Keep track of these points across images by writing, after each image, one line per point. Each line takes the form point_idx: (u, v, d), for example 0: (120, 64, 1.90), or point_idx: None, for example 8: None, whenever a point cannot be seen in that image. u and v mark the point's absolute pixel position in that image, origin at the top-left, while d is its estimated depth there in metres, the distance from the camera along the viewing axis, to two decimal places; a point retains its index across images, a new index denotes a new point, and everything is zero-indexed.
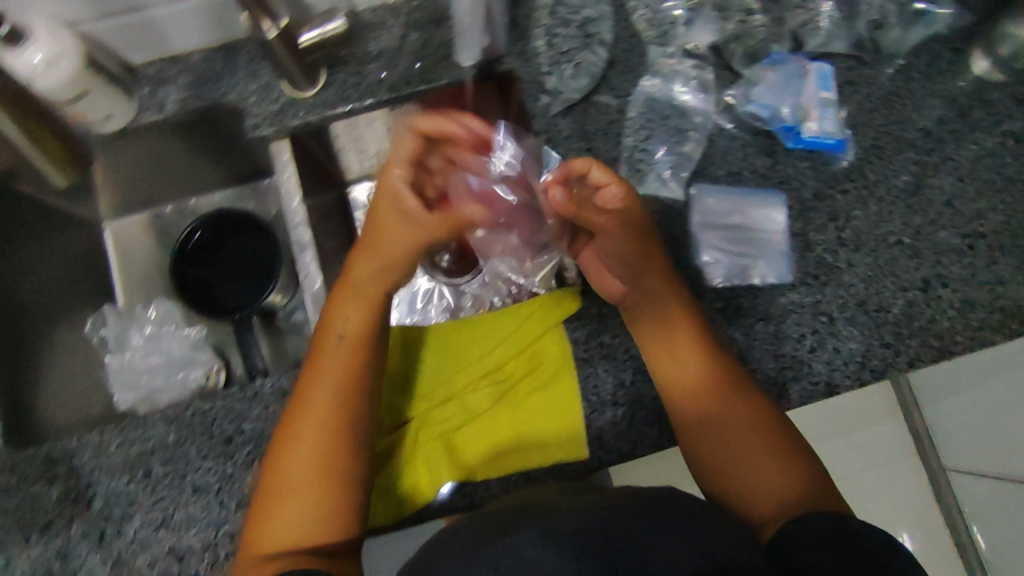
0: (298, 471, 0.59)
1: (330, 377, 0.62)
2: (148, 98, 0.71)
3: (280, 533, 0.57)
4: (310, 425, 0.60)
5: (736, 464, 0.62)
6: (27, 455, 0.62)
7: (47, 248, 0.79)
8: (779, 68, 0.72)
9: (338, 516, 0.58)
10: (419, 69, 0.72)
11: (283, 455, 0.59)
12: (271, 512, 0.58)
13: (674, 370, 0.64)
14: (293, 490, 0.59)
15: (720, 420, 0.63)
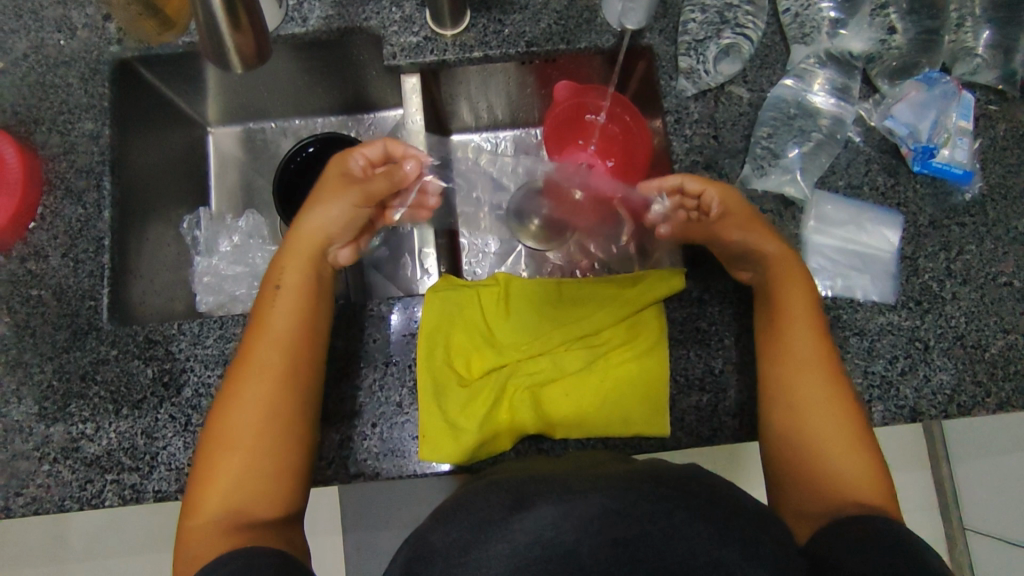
0: (246, 423, 0.55)
1: (273, 329, 0.59)
2: (293, 10, 0.73)
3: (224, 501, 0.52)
4: (258, 377, 0.57)
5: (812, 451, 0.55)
6: (131, 331, 0.64)
7: (160, 137, 0.79)
8: (930, 88, 0.71)
9: (284, 475, 0.55)
10: (561, 27, 0.73)
11: (226, 416, 0.55)
12: (217, 476, 0.54)
13: (776, 344, 0.60)
14: (244, 446, 0.54)
15: (798, 398, 0.57)
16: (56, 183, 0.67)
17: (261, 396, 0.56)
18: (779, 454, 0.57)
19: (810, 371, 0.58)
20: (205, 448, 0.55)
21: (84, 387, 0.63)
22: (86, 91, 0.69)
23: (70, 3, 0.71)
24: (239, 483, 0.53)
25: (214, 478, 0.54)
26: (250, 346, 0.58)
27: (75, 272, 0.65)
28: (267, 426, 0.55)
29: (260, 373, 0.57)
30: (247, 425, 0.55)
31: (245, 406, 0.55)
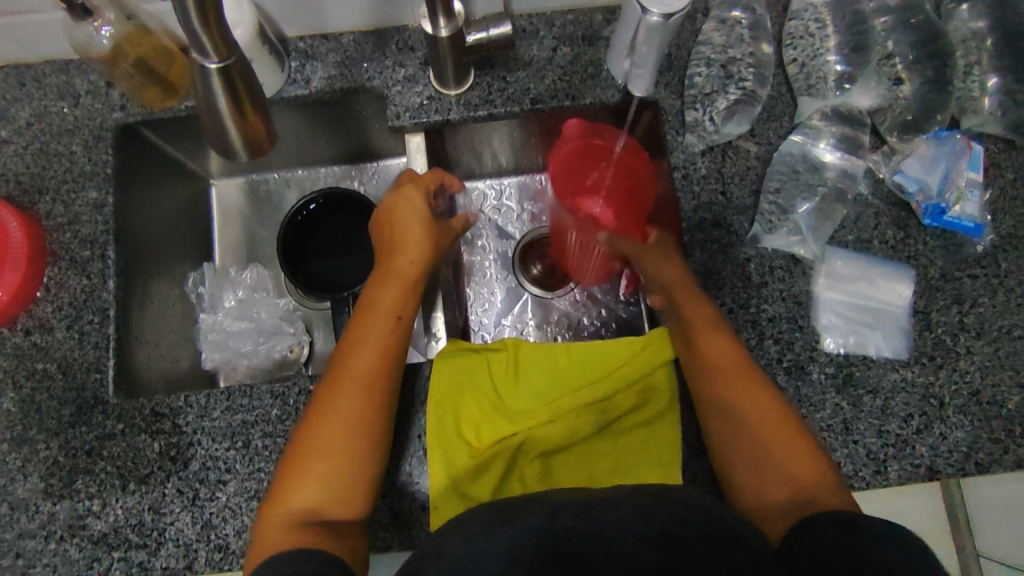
0: (342, 412, 0.57)
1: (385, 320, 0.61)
2: (296, 72, 0.73)
3: (315, 486, 0.55)
4: (367, 368, 0.59)
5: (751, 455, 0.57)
6: (137, 404, 0.63)
7: (163, 197, 0.78)
8: (940, 144, 0.71)
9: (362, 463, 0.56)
10: (566, 84, 0.72)
11: (329, 404, 0.57)
12: (308, 460, 0.56)
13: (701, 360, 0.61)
14: (339, 431, 0.56)
15: (735, 407, 0.58)
16: (60, 254, 0.66)
17: (352, 397, 0.57)
18: (725, 452, 0.58)
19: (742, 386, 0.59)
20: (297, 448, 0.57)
21: (90, 463, 0.62)
22: (90, 159, 0.69)
23: (72, 70, 0.71)
24: (321, 479, 0.55)
25: (302, 473, 0.55)
26: (359, 338, 0.60)
27: (80, 345, 0.64)
28: (363, 415, 0.57)
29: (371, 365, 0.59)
30: (342, 413, 0.57)
31: (331, 406, 0.57)
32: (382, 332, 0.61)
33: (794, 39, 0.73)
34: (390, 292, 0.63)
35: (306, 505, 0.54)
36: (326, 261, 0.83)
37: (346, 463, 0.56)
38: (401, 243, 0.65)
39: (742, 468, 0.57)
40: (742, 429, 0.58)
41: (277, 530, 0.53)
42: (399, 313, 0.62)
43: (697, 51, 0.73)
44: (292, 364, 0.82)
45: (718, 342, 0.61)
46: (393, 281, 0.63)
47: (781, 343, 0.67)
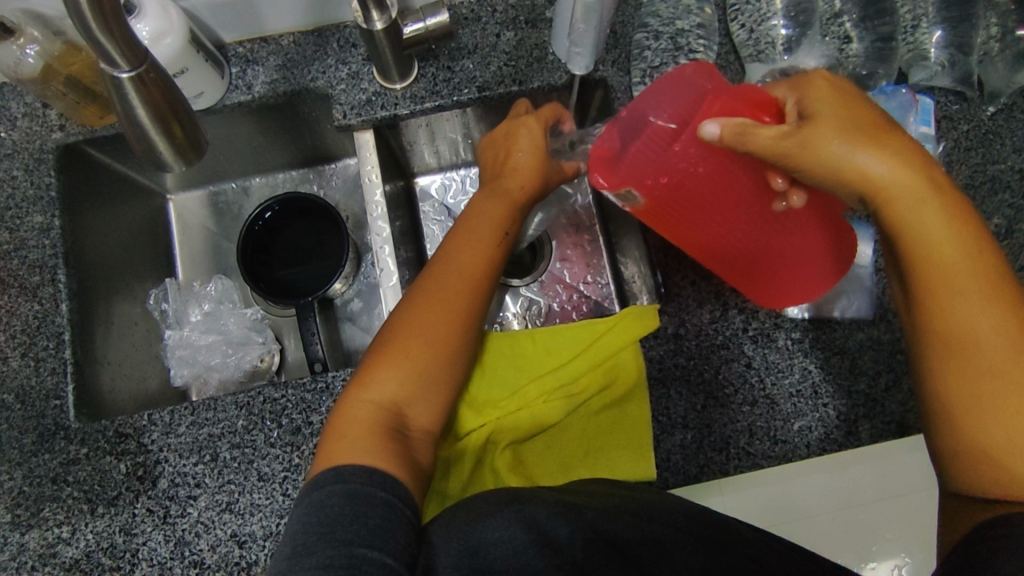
0: (432, 310, 0.57)
1: (478, 226, 0.62)
2: (237, 78, 0.72)
3: (392, 391, 0.54)
4: (462, 270, 0.59)
5: (972, 405, 0.46)
6: (100, 427, 0.62)
7: (118, 215, 0.77)
8: (889, 100, 0.69)
9: (440, 379, 0.56)
10: (512, 69, 0.72)
11: (421, 306, 0.57)
12: (396, 350, 0.55)
13: (941, 316, 0.48)
14: (426, 333, 0.56)
15: (984, 380, 0.46)
16: (9, 282, 0.66)
17: (445, 301, 0.57)
18: (952, 402, 0.47)
19: (988, 335, 0.46)
20: (378, 346, 0.57)
21: (56, 489, 0.61)
22: (32, 183, 0.68)
23: (7, 93, 0.69)
24: (403, 376, 0.55)
25: (391, 362, 0.55)
26: (463, 237, 0.61)
27: (37, 372, 0.63)
28: (451, 318, 0.57)
29: (466, 269, 0.59)
30: (434, 315, 0.57)
31: (433, 304, 0.57)
32: (485, 243, 0.61)
33: (740, 6, 0.73)
34: (494, 208, 0.63)
35: (384, 397, 0.54)
36: (289, 269, 0.83)
37: (432, 364, 0.56)
38: (508, 162, 0.66)
39: (962, 408, 0.47)
40: (969, 369, 0.46)
41: (361, 419, 0.53)
42: (505, 229, 0.62)
43: (642, 26, 0.73)
44: (263, 373, 0.81)
45: (965, 291, 0.47)
46: (502, 197, 0.63)
47: (746, 312, 0.67)
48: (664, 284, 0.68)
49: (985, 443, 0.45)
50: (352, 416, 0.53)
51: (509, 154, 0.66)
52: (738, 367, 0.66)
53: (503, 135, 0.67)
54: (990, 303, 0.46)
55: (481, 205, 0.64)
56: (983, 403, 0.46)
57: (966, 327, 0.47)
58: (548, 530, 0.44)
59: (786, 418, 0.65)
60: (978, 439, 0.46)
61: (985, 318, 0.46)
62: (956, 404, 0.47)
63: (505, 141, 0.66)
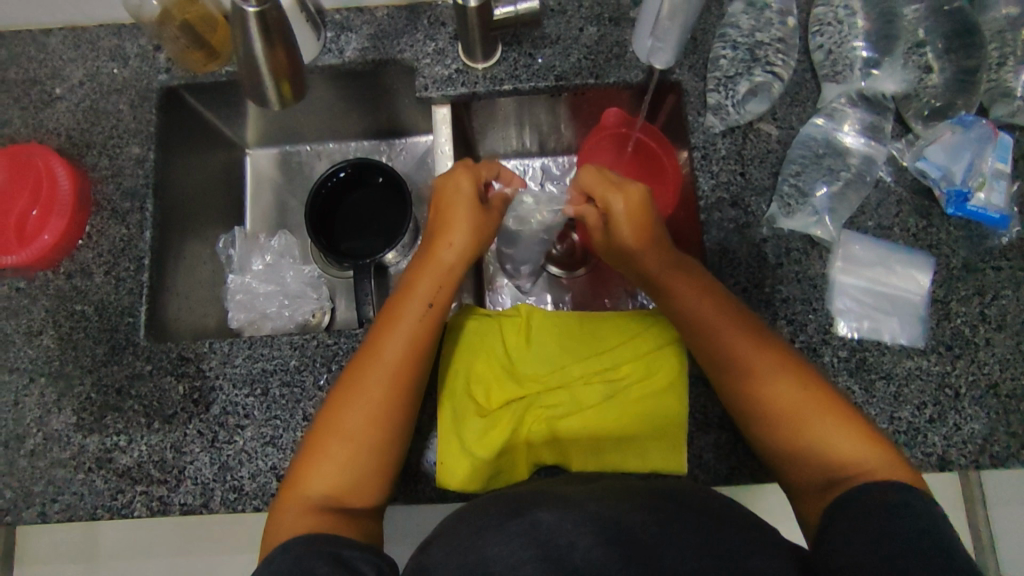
0: (360, 401, 0.58)
1: (410, 318, 0.61)
2: (331, 42, 0.75)
3: (325, 488, 0.55)
4: (393, 359, 0.59)
5: (775, 418, 0.57)
6: (166, 348, 0.66)
7: (201, 159, 0.82)
8: (966, 131, 0.69)
9: (376, 462, 0.57)
10: (590, 62, 0.74)
11: (351, 395, 0.58)
12: (326, 448, 0.57)
13: (727, 369, 0.60)
14: (355, 423, 0.57)
15: (782, 412, 0.57)
16: (102, 205, 0.70)
17: (378, 392, 0.58)
18: (762, 421, 0.58)
19: (768, 363, 0.58)
20: (309, 448, 0.58)
21: (120, 400, 0.65)
22: (135, 118, 0.73)
23: (123, 33, 0.75)
24: (337, 468, 0.56)
25: (320, 458, 0.57)
26: (389, 326, 0.61)
27: (116, 290, 0.68)
28: (386, 405, 0.58)
29: (394, 358, 0.59)
30: (365, 405, 0.57)
31: (359, 395, 0.58)
32: (415, 319, 0.61)
33: (822, 25, 0.73)
34: (424, 282, 0.63)
35: (323, 490, 0.56)
36: (350, 230, 0.86)
37: (359, 445, 0.57)
38: (444, 223, 0.66)
39: (771, 428, 0.57)
40: (756, 382, 0.58)
41: (293, 514, 0.54)
42: (431, 301, 0.62)
43: (722, 34, 0.74)
44: (314, 327, 0.84)
45: (733, 329, 0.60)
46: (434, 267, 0.64)
47: (794, 325, 0.67)
48: None
49: (794, 447, 0.56)
50: (287, 512, 0.54)
51: (448, 216, 0.66)
52: None
53: (447, 194, 0.67)
54: (745, 329, 0.60)
55: (413, 294, 0.63)
56: (793, 420, 0.57)
57: (732, 358, 0.59)
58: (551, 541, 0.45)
59: None
60: (782, 445, 0.57)
61: (735, 345, 0.59)
62: (765, 422, 0.57)
63: (450, 199, 0.67)
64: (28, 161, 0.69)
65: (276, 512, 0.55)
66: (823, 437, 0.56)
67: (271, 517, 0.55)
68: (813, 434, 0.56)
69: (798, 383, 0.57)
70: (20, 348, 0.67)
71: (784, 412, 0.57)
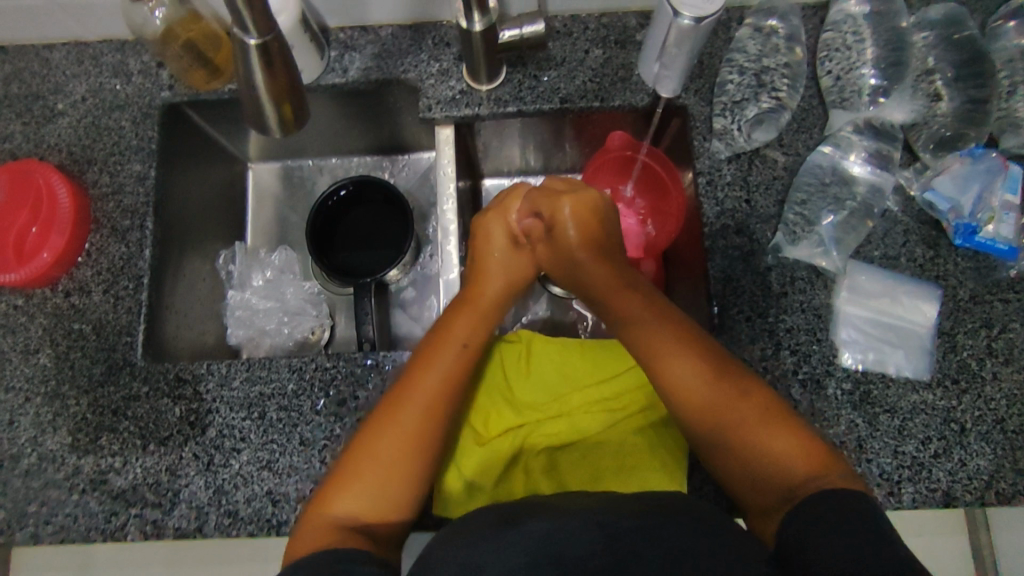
0: (398, 431, 0.57)
1: (448, 353, 0.61)
2: (334, 61, 0.75)
3: (353, 514, 0.54)
4: (430, 390, 0.59)
5: (721, 433, 0.56)
6: (163, 369, 0.66)
7: (202, 175, 0.81)
8: (976, 163, 0.68)
9: (407, 489, 0.56)
10: (596, 85, 0.73)
11: (384, 424, 0.57)
12: (355, 474, 0.55)
13: (662, 379, 0.60)
14: (386, 450, 0.56)
15: (726, 429, 0.56)
16: (102, 223, 0.70)
17: (414, 420, 0.57)
18: (703, 436, 0.57)
19: (698, 367, 0.58)
20: (335, 476, 0.56)
21: (115, 421, 0.65)
22: (137, 134, 0.72)
23: (127, 49, 0.75)
24: (366, 492, 0.55)
25: (348, 485, 0.55)
26: (427, 360, 0.61)
27: (114, 308, 0.68)
28: (421, 434, 0.57)
29: (433, 389, 0.59)
30: (401, 433, 0.57)
31: (390, 424, 0.57)
32: (451, 358, 0.61)
33: (829, 52, 0.72)
34: (464, 321, 0.64)
35: (351, 515, 0.54)
36: (351, 248, 0.85)
37: (389, 474, 0.55)
38: (482, 270, 0.69)
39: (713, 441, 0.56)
40: (693, 393, 0.58)
41: (315, 536, 0.52)
42: (467, 341, 0.62)
43: (729, 59, 0.73)
44: (313, 345, 0.84)
45: (660, 337, 0.61)
46: (472, 310, 0.65)
47: (798, 356, 0.66)
48: (720, 316, 0.67)
49: (742, 461, 0.55)
50: (310, 535, 0.52)
51: (490, 261, 0.69)
52: None
53: (484, 239, 0.70)
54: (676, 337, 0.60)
55: (453, 334, 0.63)
56: (734, 434, 0.56)
57: (666, 369, 0.59)
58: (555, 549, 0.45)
59: None
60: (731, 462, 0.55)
61: (672, 354, 0.59)
62: (709, 436, 0.57)
63: (485, 244, 0.70)
64: (28, 177, 0.69)
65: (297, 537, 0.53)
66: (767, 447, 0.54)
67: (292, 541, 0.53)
68: (760, 443, 0.54)
69: (732, 392, 0.57)
70: (17, 367, 0.67)
71: (731, 441, 0.56)
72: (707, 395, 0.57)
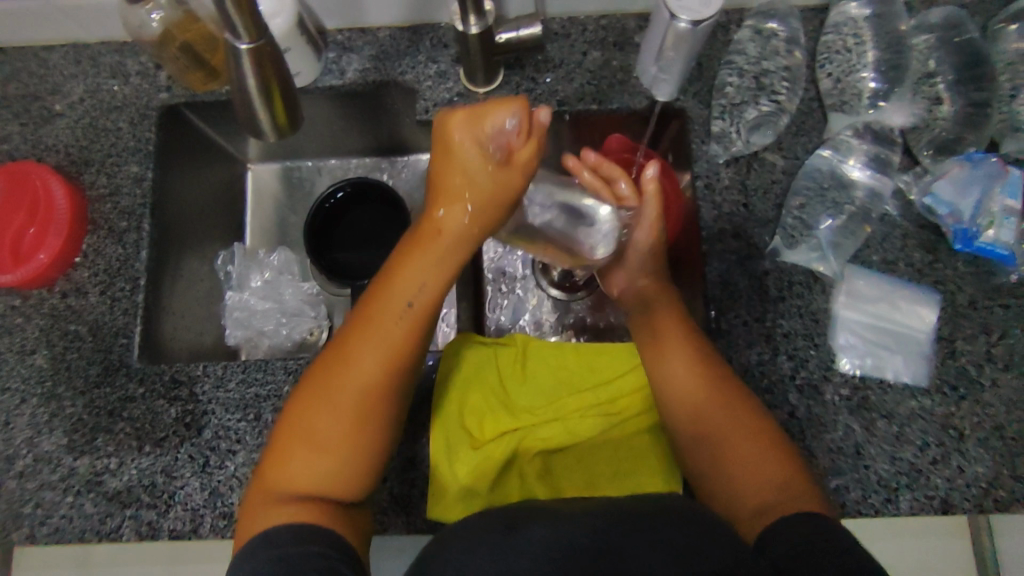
0: (339, 403, 0.53)
1: (390, 309, 0.54)
2: (332, 63, 0.75)
3: (295, 491, 0.52)
4: (374, 353, 0.53)
5: (720, 440, 0.57)
6: (159, 371, 0.66)
7: (200, 176, 0.81)
8: (976, 167, 0.67)
9: (354, 458, 0.53)
10: (594, 87, 0.73)
11: (324, 391, 0.53)
12: (299, 442, 0.53)
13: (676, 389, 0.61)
14: (331, 420, 0.53)
15: (724, 444, 0.57)
16: (99, 224, 0.70)
17: (355, 387, 0.53)
18: (702, 442, 0.59)
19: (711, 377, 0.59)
20: (279, 440, 0.54)
21: (112, 422, 0.65)
22: (134, 136, 0.72)
23: (125, 51, 0.75)
24: (310, 465, 0.52)
25: (290, 453, 0.53)
26: (367, 320, 0.54)
27: (111, 310, 0.68)
28: (364, 404, 0.53)
29: (376, 353, 0.53)
30: (343, 402, 0.53)
31: (331, 393, 0.53)
32: (394, 318, 0.54)
33: (829, 54, 0.72)
34: (416, 266, 0.55)
35: (296, 487, 0.52)
36: (349, 249, 0.85)
37: (333, 446, 0.53)
38: (436, 196, 0.57)
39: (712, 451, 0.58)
40: (712, 406, 0.59)
41: (258, 510, 0.51)
42: (418, 291, 0.55)
43: (728, 62, 0.73)
44: (310, 346, 0.84)
45: (669, 333, 0.63)
46: (426, 252, 0.56)
47: (795, 361, 0.66)
48: (717, 320, 0.67)
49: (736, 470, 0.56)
50: (253, 511, 0.51)
51: (444, 184, 0.56)
52: (781, 414, 0.65)
53: (442, 152, 0.56)
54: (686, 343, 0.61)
55: (400, 285, 0.55)
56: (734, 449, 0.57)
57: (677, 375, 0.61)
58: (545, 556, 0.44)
59: (822, 473, 0.63)
60: (725, 470, 0.57)
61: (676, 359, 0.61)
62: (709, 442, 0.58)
63: (444, 165, 0.56)
64: (26, 178, 0.69)
65: (248, 506, 0.53)
66: (761, 469, 0.55)
67: (243, 511, 0.53)
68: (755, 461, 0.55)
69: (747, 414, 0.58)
70: (14, 367, 0.67)
71: (721, 443, 0.57)
72: (716, 411, 0.58)
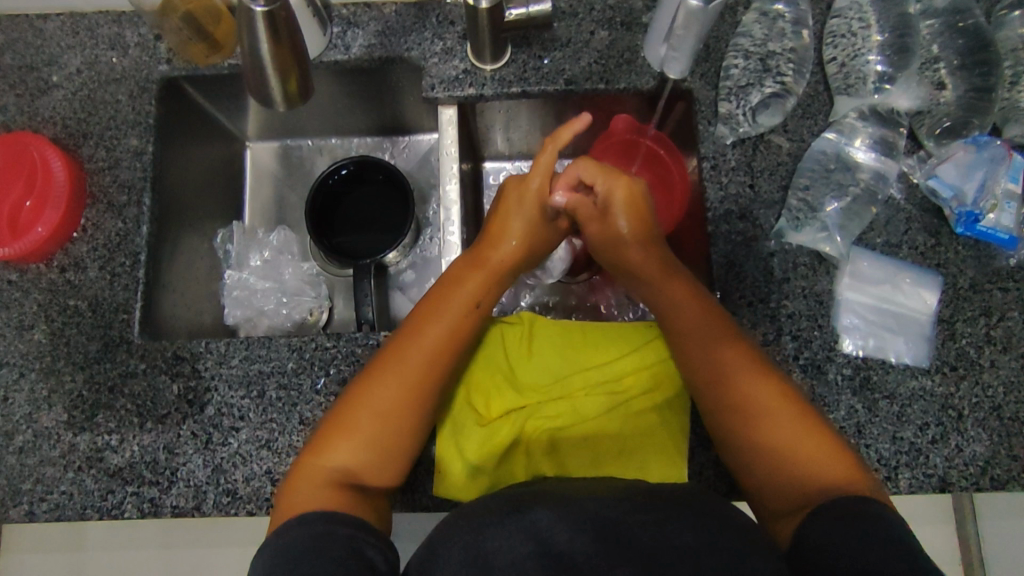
0: (398, 395, 0.56)
1: (452, 313, 0.61)
2: (337, 37, 0.74)
3: (343, 474, 0.54)
4: (434, 348, 0.59)
5: (754, 432, 0.56)
6: (160, 347, 0.65)
7: (201, 152, 0.80)
8: (981, 150, 0.68)
9: (403, 445, 0.56)
10: (601, 67, 0.72)
11: (379, 383, 0.56)
12: (354, 426, 0.55)
13: (711, 376, 0.59)
14: (388, 408, 0.56)
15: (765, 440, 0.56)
16: (98, 198, 0.69)
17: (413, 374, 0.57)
18: (738, 430, 0.57)
19: (740, 363, 0.58)
20: (328, 428, 0.56)
21: (112, 398, 0.64)
22: (133, 109, 0.71)
23: (124, 21, 0.73)
24: (362, 449, 0.55)
25: (345, 436, 0.55)
26: (429, 321, 0.60)
27: (111, 285, 0.67)
28: (417, 394, 0.57)
29: (437, 349, 0.59)
30: (400, 392, 0.57)
31: (390, 383, 0.57)
32: (456, 315, 0.61)
33: (835, 37, 0.72)
34: (476, 280, 0.63)
35: (345, 467, 0.54)
36: (350, 229, 0.84)
37: (383, 428, 0.55)
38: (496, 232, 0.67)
39: (748, 447, 0.56)
40: (743, 394, 0.57)
41: (307, 486, 0.52)
42: (478, 300, 0.62)
43: (735, 44, 0.73)
44: (311, 326, 0.83)
45: (695, 325, 0.61)
46: (484, 271, 0.64)
47: (798, 342, 0.66)
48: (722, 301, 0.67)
49: (771, 462, 0.55)
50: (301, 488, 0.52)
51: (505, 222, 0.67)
52: None
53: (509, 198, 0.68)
54: (722, 336, 0.59)
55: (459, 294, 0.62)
56: (770, 442, 0.56)
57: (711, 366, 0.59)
58: (548, 537, 0.44)
59: None
60: (760, 462, 0.56)
61: (708, 354, 0.60)
62: (741, 439, 0.57)
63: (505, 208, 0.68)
64: (23, 150, 0.67)
65: (288, 487, 0.53)
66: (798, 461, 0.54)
67: (282, 493, 0.53)
68: (792, 450, 0.55)
69: (772, 396, 0.57)
70: (12, 343, 0.66)
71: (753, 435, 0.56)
72: (756, 401, 0.57)
